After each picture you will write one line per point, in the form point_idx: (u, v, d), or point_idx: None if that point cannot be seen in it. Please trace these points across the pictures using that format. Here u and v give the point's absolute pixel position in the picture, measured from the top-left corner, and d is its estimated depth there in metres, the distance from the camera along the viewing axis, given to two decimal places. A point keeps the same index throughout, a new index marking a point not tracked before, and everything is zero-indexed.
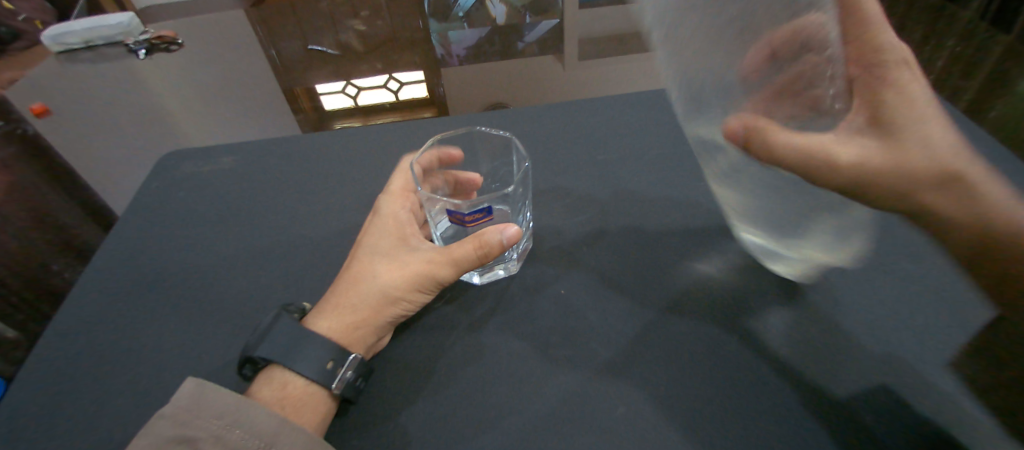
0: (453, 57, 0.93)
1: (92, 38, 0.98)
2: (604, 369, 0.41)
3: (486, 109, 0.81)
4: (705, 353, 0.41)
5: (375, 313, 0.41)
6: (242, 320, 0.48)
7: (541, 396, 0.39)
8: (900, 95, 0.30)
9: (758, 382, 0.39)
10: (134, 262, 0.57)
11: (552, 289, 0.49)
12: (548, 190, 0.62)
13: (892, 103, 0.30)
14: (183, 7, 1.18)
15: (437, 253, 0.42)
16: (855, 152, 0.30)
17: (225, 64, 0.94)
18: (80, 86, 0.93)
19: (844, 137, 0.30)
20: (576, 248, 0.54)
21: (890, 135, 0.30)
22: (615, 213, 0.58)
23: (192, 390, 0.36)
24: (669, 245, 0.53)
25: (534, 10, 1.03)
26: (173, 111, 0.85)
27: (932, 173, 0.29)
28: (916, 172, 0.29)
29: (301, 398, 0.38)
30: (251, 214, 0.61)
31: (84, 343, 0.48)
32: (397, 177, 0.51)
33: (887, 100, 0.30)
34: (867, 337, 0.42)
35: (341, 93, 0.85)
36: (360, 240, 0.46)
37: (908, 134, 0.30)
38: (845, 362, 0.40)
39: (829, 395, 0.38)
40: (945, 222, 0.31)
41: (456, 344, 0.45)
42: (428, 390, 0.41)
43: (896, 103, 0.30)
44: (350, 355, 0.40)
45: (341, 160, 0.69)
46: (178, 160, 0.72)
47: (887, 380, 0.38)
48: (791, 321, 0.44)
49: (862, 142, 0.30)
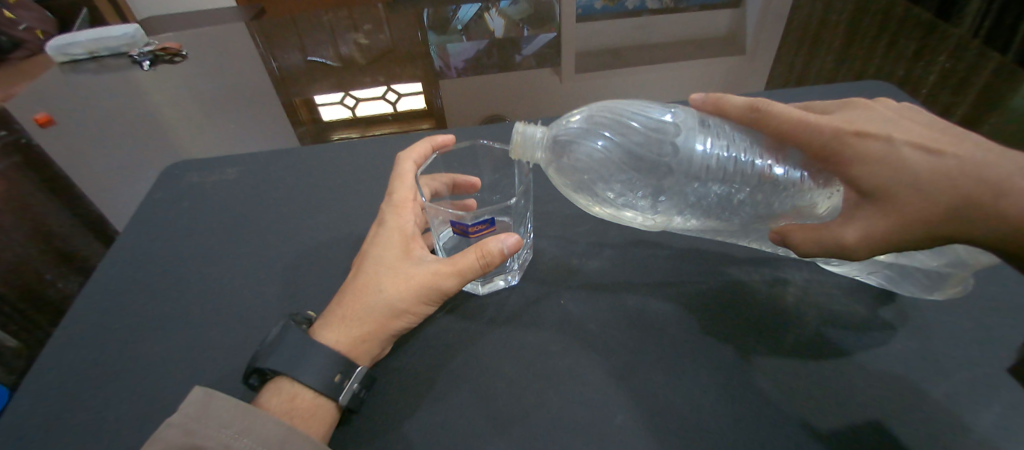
0: (451, 69, 0.94)
1: (96, 49, 1.00)
2: (609, 379, 0.41)
3: (483, 121, 0.82)
4: (707, 364, 0.42)
5: (381, 325, 0.42)
6: (244, 330, 0.49)
7: (548, 405, 0.40)
8: (876, 165, 0.36)
9: (762, 391, 0.39)
10: (135, 272, 0.57)
11: (553, 299, 0.50)
12: (547, 202, 0.64)
13: (872, 177, 0.36)
14: (186, 20, 1.20)
15: (441, 264, 0.43)
16: (859, 229, 0.36)
17: (228, 75, 0.95)
18: (83, 96, 0.93)
19: (847, 218, 0.37)
20: (577, 259, 0.55)
21: (883, 203, 0.35)
22: (615, 223, 0.59)
23: (202, 400, 0.36)
24: (667, 255, 0.54)
25: (531, 25, 1.06)
26: (175, 122, 0.85)
27: (931, 217, 0.34)
28: (925, 221, 0.34)
29: (308, 409, 0.38)
30: (253, 224, 0.62)
31: (85, 353, 0.48)
32: (399, 185, 0.52)
33: (863, 175, 0.36)
34: (864, 347, 0.43)
35: (339, 104, 0.86)
36: (364, 251, 0.47)
37: (899, 194, 0.35)
38: (845, 372, 0.41)
39: (831, 404, 0.38)
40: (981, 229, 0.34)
41: (460, 355, 0.45)
42: (433, 400, 0.41)
43: (874, 175, 0.36)
44: (357, 367, 0.40)
45: (342, 170, 0.70)
46: (180, 171, 0.72)
47: (884, 390, 0.39)
48: (790, 331, 0.45)
49: (862, 216, 0.36)
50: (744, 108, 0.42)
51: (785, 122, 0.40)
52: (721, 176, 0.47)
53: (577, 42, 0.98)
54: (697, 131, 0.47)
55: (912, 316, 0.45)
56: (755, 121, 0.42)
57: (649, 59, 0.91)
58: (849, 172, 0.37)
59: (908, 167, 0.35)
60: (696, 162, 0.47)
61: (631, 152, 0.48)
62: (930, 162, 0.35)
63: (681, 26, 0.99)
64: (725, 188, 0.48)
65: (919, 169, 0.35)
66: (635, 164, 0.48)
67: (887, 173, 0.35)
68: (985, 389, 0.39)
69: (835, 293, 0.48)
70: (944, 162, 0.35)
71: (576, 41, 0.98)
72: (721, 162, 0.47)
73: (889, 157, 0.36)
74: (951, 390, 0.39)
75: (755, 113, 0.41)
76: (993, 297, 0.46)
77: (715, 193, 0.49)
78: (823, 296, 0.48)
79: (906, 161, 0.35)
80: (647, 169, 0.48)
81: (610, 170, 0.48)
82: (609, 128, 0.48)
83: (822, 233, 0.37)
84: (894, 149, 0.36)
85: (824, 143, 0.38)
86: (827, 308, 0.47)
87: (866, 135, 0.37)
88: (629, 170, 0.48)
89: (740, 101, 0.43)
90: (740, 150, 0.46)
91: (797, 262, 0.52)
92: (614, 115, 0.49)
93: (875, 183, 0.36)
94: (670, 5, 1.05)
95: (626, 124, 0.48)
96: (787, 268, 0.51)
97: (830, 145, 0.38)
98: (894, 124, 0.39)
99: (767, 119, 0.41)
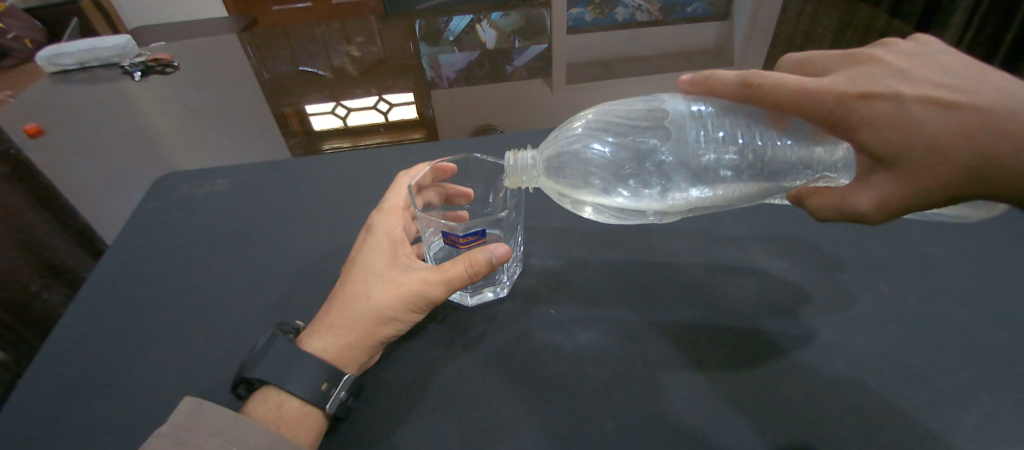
0: (443, 79, 0.96)
1: (87, 59, 1.01)
2: (595, 387, 0.43)
3: (476, 132, 0.84)
4: (689, 373, 0.44)
5: (369, 333, 0.43)
6: (235, 340, 0.49)
7: (535, 413, 0.41)
8: (884, 129, 0.36)
9: (739, 396, 0.41)
10: (125, 283, 0.57)
11: (541, 311, 0.51)
12: (538, 214, 0.65)
13: (882, 142, 0.36)
14: (179, 31, 1.21)
15: (430, 272, 0.44)
16: (873, 197, 0.38)
17: (220, 85, 0.96)
18: (72, 106, 0.93)
19: (863, 184, 0.39)
20: (566, 270, 0.56)
21: (897, 168, 0.36)
22: (602, 235, 0.61)
23: (192, 408, 0.37)
24: (651, 266, 0.56)
25: (522, 37, 1.09)
26: (164, 133, 0.85)
27: (947, 179, 0.35)
28: (940, 183, 0.35)
29: (295, 418, 0.39)
30: (246, 234, 0.62)
31: (71, 365, 0.48)
32: (393, 196, 0.54)
33: (874, 141, 0.37)
34: (837, 353, 0.45)
35: (331, 114, 0.87)
36: (355, 259, 0.48)
37: (913, 158, 0.35)
38: (817, 376, 0.43)
39: (804, 407, 0.40)
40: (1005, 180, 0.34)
41: (449, 365, 0.46)
42: (421, 409, 0.42)
43: (883, 141, 0.36)
44: (344, 375, 0.41)
45: (336, 181, 0.71)
46: (172, 182, 0.73)
47: (855, 394, 0.41)
48: (767, 338, 0.47)
49: (877, 182, 0.38)
50: (734, 83, 0.41)
51: (782, 93, 0.39)
52: (732, 159, 0.47)
53: (567, 54, 1.01)
54: (694, 118, 0.46)
55: (885, 325, 0.47)
56: (752, 97, 0.41)
57: (637, 70, 0.94)
58: (859, 138, 0.37)
59: (921, 128, 0.35)
60: (704, 147, 0.46)
61: (631, 147, 0.47)
62: (943, 120, 0.34)
63: (669, 40, 1.02)
64: (737, 170, 0.47)
65: (932, 130, 0.35)
66: (639, 159, 0.48)
67: (897, 137, 0.36)
68: (950, 397, 0.40)
69: (812, 300, 0.50)
70: (961, 116, 0.34)
71: (567, 53, 1.01)
72: (726, 144, 0.46)
73: (899, 120, 0.35)
74: (918, 397, 0.41)
75: (748, 89, 0.41)
76: (964, 308, 0.48)
77: (729, 175, 0.48)
78: (799, 303, 0.50)
79: (916, 121, 0.35)
80: (653, 159, 0.48)
81: (614, 168, 0.47)
82: (600, 131, 0.48)
83: (840, 203, 0.40)
84: (903, 110, 0.36)
85: (827, 110, 0.38)
86: (803, 315, 0.49)
87: (871, 97, 0.36)
88: (636, 166, 0.48)
89: (730, 77, 0.42)
90: (743, 130, 0.46)
91: (776, 272, 0.54)
92: (601, 118, 0.48)
93: (886, 150, 0.36)
94: (658, 18, 1.08)
95: (617, 122, 0.48)
96: (766, 278, 0.53)
97: (835, 112, 0.37)
98: (905, 77, 0.37)
99: (761, 93, 0.40)
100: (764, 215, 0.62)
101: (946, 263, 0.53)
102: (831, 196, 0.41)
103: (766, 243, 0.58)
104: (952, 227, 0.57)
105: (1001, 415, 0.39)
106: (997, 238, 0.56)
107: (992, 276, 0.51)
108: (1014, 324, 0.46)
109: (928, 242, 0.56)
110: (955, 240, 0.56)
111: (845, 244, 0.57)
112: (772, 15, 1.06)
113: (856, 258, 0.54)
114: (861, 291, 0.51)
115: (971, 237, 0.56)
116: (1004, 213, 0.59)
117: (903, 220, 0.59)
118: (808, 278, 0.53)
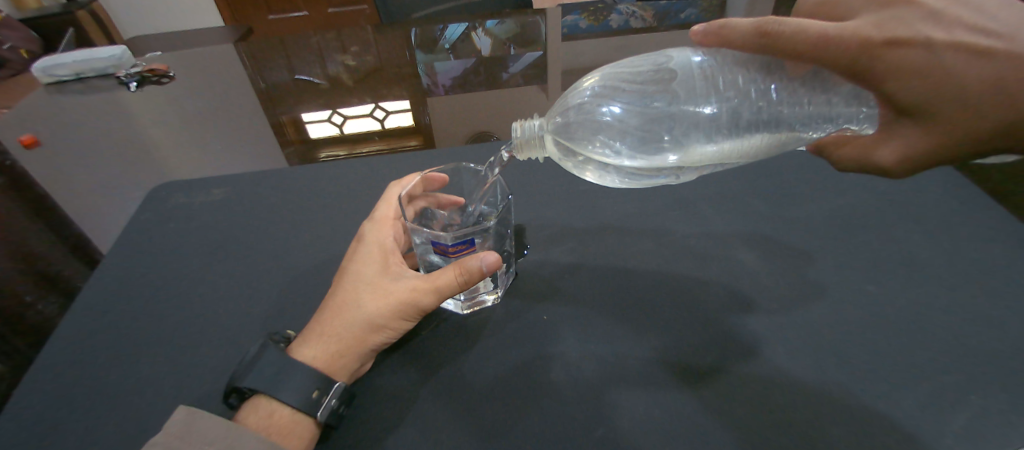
0: (438, 87, 0.98)
1: (83, 70, 1.01)
2: (583, 390, 0.44)
3: (471, 138, 0.85)
4: (675, 376, 0.44)
5: (360, 340, 0.43)
6: (227, 350, 0.49)
7: (526, 415, 0.42)
8: (914, 79, 0.35)
9: (724, 397, 0.42)
10: (119, 292, 0.57)
11: (535, 315, 0.52)
12: (532, 219, 0.66)
13: (910, 93, 0.35)
14: (177, 41, 1.23)
15: (421, 281, 0.44)
16: (896, 152, 0.39)
17: (216, 94, 0.97)
18: (67, 116, 0.94)
19: (886, 138, 0.40)
20: (558, 276, 0.57)
21: (923, 121, 0.36)
22: (595, 240, 0.62)
23: (183, 418, 0.37)
24: (643, 271, 0.57)
25: (517, 44, 1.10)
26: (157, 143, 0.86)
27: (971, 130, 0.35)
28: (963, 135, 0.35)
29: (286, 426, 0.39)
30: (241, 243, 0.63)
31: (63, 374, 0.48)
32: (384, 205, 0.55)
33: (901, 94, 0.36)
34: (821, 355, 0.46)
35: (327, 122, 0.88)
36: (345, 268, 0.48)
37: (943, 108, 0.35)
38: (802, 379, 0.44)
39: (787, 406, 0.41)
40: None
41: (444, 368, 0.47)
42: (413, 412, 0.43)
43: (912, 93, 0.35)
44: (335, 383, 0.41)
45: (332, 189, 0.72)
46: (168, 191, 0.73)
47: (836, 394, 0.42)
48: (753, 341, 0.47)
49: (902, 136, 0.38)
50: (750, 33, 0.38)
51: (803, 41, 0.36)
52: (747, 114, 0.45)
53: (562, 61, 1.02)
54: (703, 74, 0.45)
55: (873, 329, 0.48)
56: (769, 47, 0.38)
57: None
58: (884, 87, 0.36)
59: (954, 78, 0.34)
60: (716, 105, 0.45)
61: (642, 109, 0.47)
62: (977, 69, 0.33)
63: (663, 42, 1.03)
64: (751, 129, 0.46)
65: (963, 79, 0.34)
66: (652, 123, 0.47)
67: (925, 89, 0.35)
68: (939, 401, 0.41)
69: (800, 304, 0.51)
70: (995, 64, 0.33)
71: (562, 60, 1.03)
72: (741, 101, 0.45)
73: (931, 70, 0.34)
74: (907, 401, 0.41)
75: (762, 39, 0.38)
76: (951, 312, 0.49)
77: (742, 133, 0.47)
78: (786, 307, 0.51)
79: (947, 69, 0.34)
80: (664, 119, 0.47)
81: (626, 131, 0.47)
82: (605, 94, 0.47)
83: (864, 157, 0.42)
84: (934, 58, 0.34)
85: (851, 60, 0.36)
86: (790, 317, 0.50)
87: (899, 44, 0.34)
88: (647, 129, 0.47)
89: (745, 24, 0.39)
90: (757, 84, 0.44)
91: (764, 276, 0.55)
92: (605, 82, 0.48)
93: (914, 103, 0.36)
94: (652, 24, 1.10)
95: (624, 85, 0.47)
96: (755, 283, 0.54)
97: (859, 60, 0.36)
98: (936, 23, 0.35)
99: (778, 42, 0.37)
100: (754, 219, 0.63)
101: (934, 265, 0.54)
102: (855, 148, 0.43)
103: (756, 247, 0.59)
104: (941, 230, 0.59)
105: (988, 418, 0.39)
106: (986, 240, 0.57)
107: (981, 280, 0.52)
108: (1000, 328, 0.47)
109: (916, 246, 0.57)
110: (943, 243, 0.57)
111: (831, 246, 0.57)
112: None
113: (844, 262, 0.55)
114: (848, 295, 0.51)
115: (959, 239, 0.57)
116: (995, 216, 0.59)
117: (892, 224, 0.60)
118: (796, 283, 0.53)
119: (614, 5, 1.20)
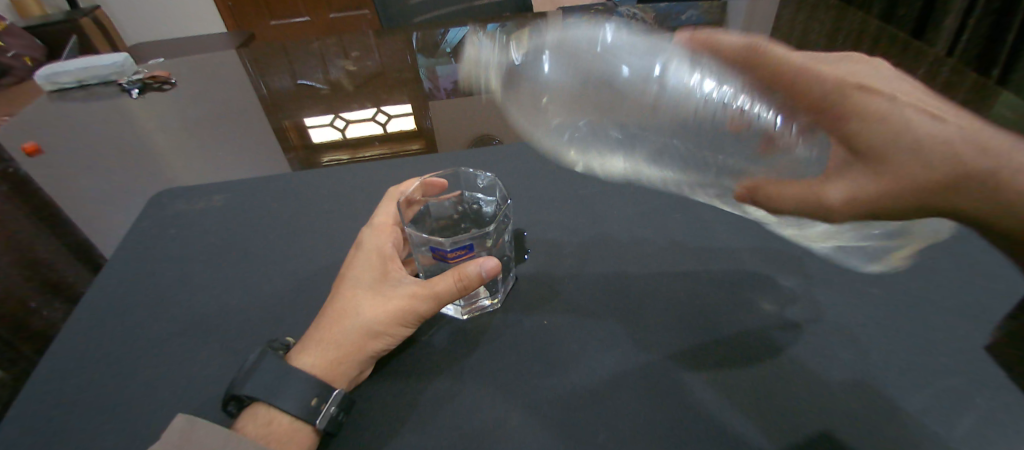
0: (440, 90, 0.98)
1: (85, 77, 1.02)
2: (588, 399, 0.43)
3: (473, 141, 0.84)
4: (677, 380, 0.44)
5: (357, 347, 0.43)
6: (227, 356, 0.49)
7: (526, 421, 0.42)
8: (876, 124, 0.39)
9: (727, 402, 0.42)
10: (121, 299, 0.57)
11: (536, 319, 0.52)
12: (534, 223, 0.66)
13: (869, 137, 0.40)
14: (180, 48, 1.24)
15: (420, 287, 0.44)
16: (845, 191, 0.42)
17: (219, 100, 0.98)
18: (71, 124, 0.94)
19: (837, 180, 0.43)
20: (560, 280, 0.57)
21: (873, 166, 0.40)
22: (596, 243, 0.62)
23: (183, 427, 0.37)
24: (644, 275, 0.56)
25: (518, 47, 1.11)
26: (159, 149, 0.86)
27: (920, 183, 0.39)
28: (907, 186, 0.40)
29: (285, 434, 0.39)
30: (243, 249, 0.63)
31: (65, 382, 0.48)
32: (382, 211, 0.55)
33: (863, 137, 0.40)
34: (826, 358, 0.45)
35: (329, 126, 0.88)
36: (344, 274, 0.48)
37: (895, 157, 0.39)
38: (806, 383, 0.43)
39: (789, 407, 0.41)
40: (990, 192, 0.39)
41: (444, 374, 0.46)
42: (412, 421, 0.42)
43: (875, 137, 0.39)
44: (334, 390, 0.41)
45: (333, 195, 0.72)
46: (171, 198, 0.74)
47: (842, 397, 0.42)
48: (756, 344, 0.47)
49: (854, 179, 0.42)
50: (739, 45, 0.48)
51: (790, 67, 0.44)
52: (703, 118, 0.54)
53: None
54: (684, 71, 0.53)
55: (878, 333, 0.47)
56: (752, 61, 0.47)
57: None
58: (847, 128, 0.41)
59: (914, 130, 0.39)
60: (680, 97, 0.53)
61: (613, 79, 0.55)
62: (933, 129, 0.39)
63: None
64: (697, 131, 0.55)
65: (922, 133, 0.38)
66: (616, 95, 0.55)
67: (887, 134, 0.39)
68: (947, 403, 0.40)
69: (805, 307, 0.51)
70: (942, 128, 0.39)
71: None
72: (703, 102, 0.53)
73: (892, 119, 0.39)
74: (914, 404, 0.41)
75: (749, 53, 0.47)
76: (956, 314, 0.48)
77: (686, 138, 0.56)
78: (789, 310, 0.50)
79: (909, 122, 0.39)
80: (627, 98, 0.55)
81: (593, 91, 0.56)
82: (602, 61, 0.55)
83: (812, 196, 0.44)
84: (895, 110, 0.39)
85: (827, 94, 0.42)
86: (795, 320, 0.49)
87: (868, 90, 0.40)
88: (612, 98, 0.56)
89: (738, 41, 0.48)
90: (726, 97, 0.52)
91: (769, 280, 0.54)
92: (592, 43, 0.56)
93: (871, 148, 0.40)
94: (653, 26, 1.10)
95: (611, 49, 0.55)
96: (760, 287, 0.53)
97: (833, 95, 0.41)
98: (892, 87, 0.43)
99: (761, 59, 0.46)
100: (756, 222, 0.62)
101: (941, 267, 0.54)
102: (801, 188, 0.45)
103: (759, 251, 0.58)
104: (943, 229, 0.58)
105: (994, 422, 0.39)
106: None
107: (984, 282, 0.51)
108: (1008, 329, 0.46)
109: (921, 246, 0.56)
110: (948, 243, 0.56)
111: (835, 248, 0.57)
112: (766, 23, 1.07)
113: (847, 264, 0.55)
114: (852, 298, 0.51)
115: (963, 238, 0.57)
116: None
117: None
118: (799, 287, 0.53)
119: (614, 8, 1.21)
